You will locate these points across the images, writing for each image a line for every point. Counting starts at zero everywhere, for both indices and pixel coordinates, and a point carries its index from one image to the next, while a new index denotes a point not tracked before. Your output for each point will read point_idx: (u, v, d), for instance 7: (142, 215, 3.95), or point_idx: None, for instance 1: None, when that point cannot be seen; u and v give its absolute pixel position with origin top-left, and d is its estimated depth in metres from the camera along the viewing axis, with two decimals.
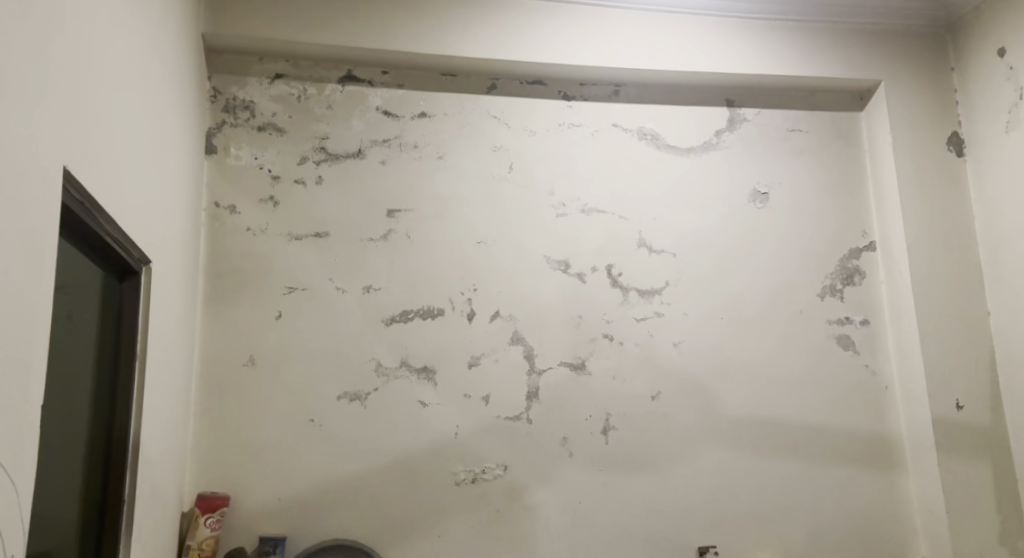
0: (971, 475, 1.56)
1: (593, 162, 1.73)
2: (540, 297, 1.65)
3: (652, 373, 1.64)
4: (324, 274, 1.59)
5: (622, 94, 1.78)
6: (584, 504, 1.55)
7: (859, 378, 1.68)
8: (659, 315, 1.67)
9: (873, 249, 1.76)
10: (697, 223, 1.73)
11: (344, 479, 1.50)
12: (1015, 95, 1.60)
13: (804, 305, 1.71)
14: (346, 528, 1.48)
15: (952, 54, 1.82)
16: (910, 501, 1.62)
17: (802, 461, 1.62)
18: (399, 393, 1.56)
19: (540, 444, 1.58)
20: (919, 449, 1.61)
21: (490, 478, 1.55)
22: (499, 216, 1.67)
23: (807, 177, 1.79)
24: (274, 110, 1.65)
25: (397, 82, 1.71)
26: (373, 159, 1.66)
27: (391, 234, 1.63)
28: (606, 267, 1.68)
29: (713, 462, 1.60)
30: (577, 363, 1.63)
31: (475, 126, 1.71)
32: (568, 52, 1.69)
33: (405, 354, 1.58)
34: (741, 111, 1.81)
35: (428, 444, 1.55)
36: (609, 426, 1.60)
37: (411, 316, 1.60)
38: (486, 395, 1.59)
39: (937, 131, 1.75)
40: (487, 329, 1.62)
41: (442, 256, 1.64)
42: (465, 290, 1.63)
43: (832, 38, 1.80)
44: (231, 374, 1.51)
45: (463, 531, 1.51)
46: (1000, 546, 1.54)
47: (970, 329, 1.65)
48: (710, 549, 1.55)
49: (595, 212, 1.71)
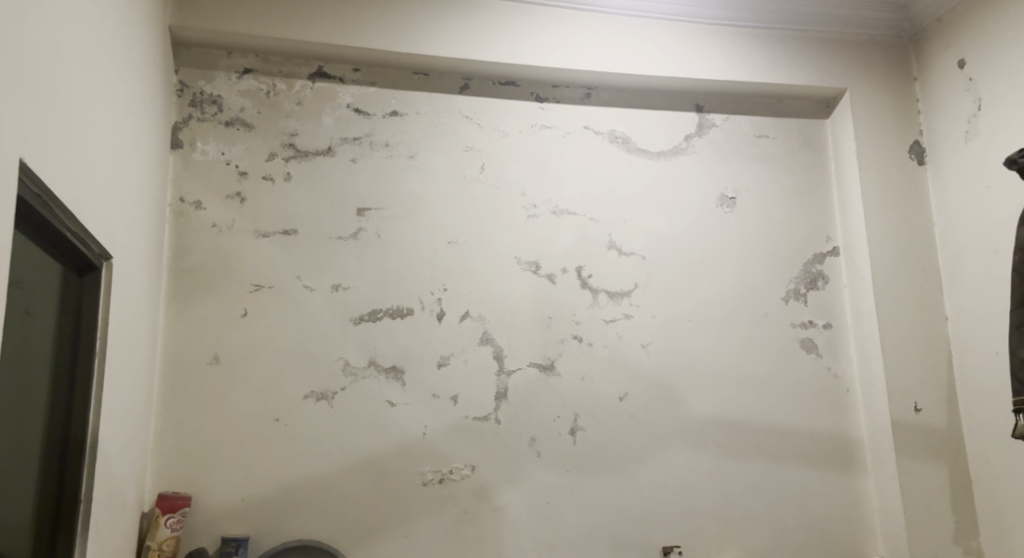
0: (928, 476, 1.60)
1: (565, 164, 1.74)
2: (510, 298, 1.65)
3: (620, 374, 1.65)
4: (292, 272, 1.57)
5: (594, 96, 1.79)
6: (551, 505, 1.56)
7: (821, 380, 1.71)
8: (627, 317, 1.68)
9: (836, 254, 1.79)
10: (667, 226, 1.74)
11: (310, 479, 1.49)
12: (974, 105, 1.65)
13: (769, 308, 1.73)
14: (311, 529, 1.47)
15: (915, 64, 1.86)
16: (870, 502, 1.66)
17: (765, 461, 1.65)
18: (366, 393, 1.55)
19: (508, 445, 1.58)
20: (878, 450, 1.65)
21: (457, 479, 1.54)
22: (470, 215, 1.67)
23: (774, 182, 1.82)
24: (242, 106, 1.63)
25: (369, 79, 1.70)
26: (343, 157, 1.65)
27: (360, 232, 1.62)
28: (577, 268, 1.69)
29: (679, 462, 1.62)
30: (546, 364, 1.63)
31: (447, 126, 1.71)
32: (541, 54, 1.69)
33: (373, 353, 1.57)
34: (710, 117, 1.83)
35: (395, 444, 1.54)
36: (577, 426, 1.61)
37: (381, 316, 1.59)
38: (455, 395, 1.58)
39: (900, 140, 1.79)
40: (456, 329, 1.62)
41: (412, 255, 1.63)
42: (435, 290, 1.62)
43: (800, 45, 1.83)
44: (195, 372, 1.49)
45: (430, 532, 1.51)
46: (955, 546, 1.58)
47: (929, 334, 1.69)
48: (675, 549, 1.56)
49: (566, 214, 1.71)
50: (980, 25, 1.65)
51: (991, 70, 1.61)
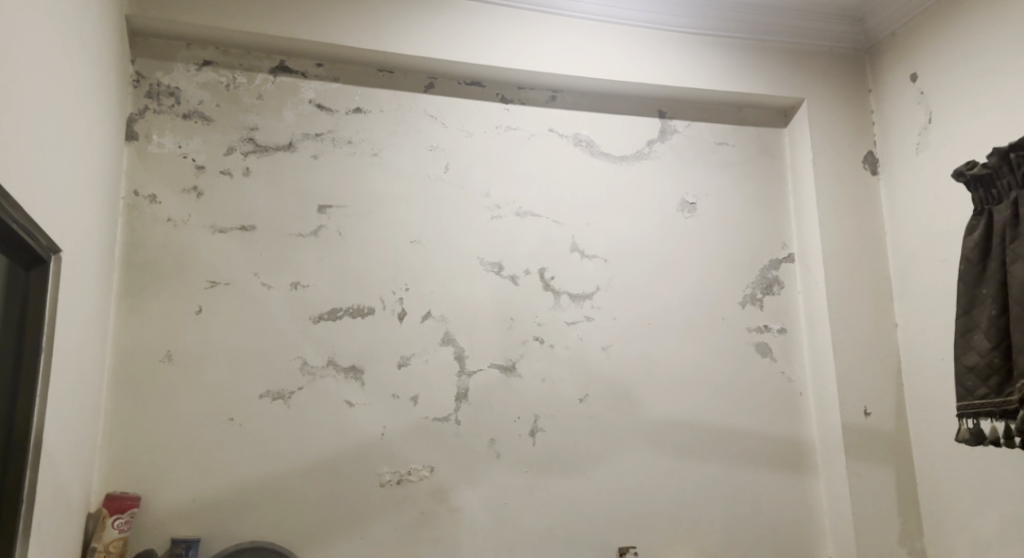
0: (876, 478, 1.64)
1: (529, 166, 1.74)
2: (472, 298, 1.65)
3: (581, 376, 1.66)
4: (249, 268, 1.55)
5: (559, 99, 1.80)
6: (509, 506, 1.56)
7: (775, 384, 1.75)
8: (588, 319, 1.69)
9: (791, 261, 1.83)
10: (629, 229, 1.76)
11: (264, 480, 1.47)
12: (925, 118, 1.70)
13: (727, 313, 1.76)
14: (265, 530, 1.44)
15: (870, 76, 1.91)
16: (820, 503, 1.69)
17: (720, 463, 1.67)
18: (324, 393, 1.53)
19: (467, 446, 1.57)
20: (829, 453, 1.69)
21: (415, 480, 1.53)
22: (433, 215, 1.66)
23: (734, 189, 1.85)
24: (201, 98, 1.59)
25: (332, 75, 1.68)
26: (305, 153, 1.62)
27: (321, 230, 1.60)
28: (539, 270, 1.69)
29: (637, 463, 1.64)
30: (507, 365, 1.63)
31: (411, 124, 1.70)
32: (507, 55, 1.70)
33: (332, 353, 1.55)
34: (672, 123, 1.85)
35: (353, 444, 1.52)
36: (537, 427, 1.61)
37: (340, 315, 1.57)
38: (415, 396, 1.58)
39: (855, 150, 1.84)
40: (417, 329, 1.61)
41: (373, 253, 1.62)
42: (397, 289, 1.61)
43: (760, 55, 1.86)
44: (146, 370, 1.45)
45: (386, 533, 1.50)
46: (900, 547, 1.62)
47: (879, 339, 1.73)
48: (631, 549, 1.58)
49: (529, 216, 1.72)
50: (932, 42, 1.70)
51: (941, 85, 1.66)
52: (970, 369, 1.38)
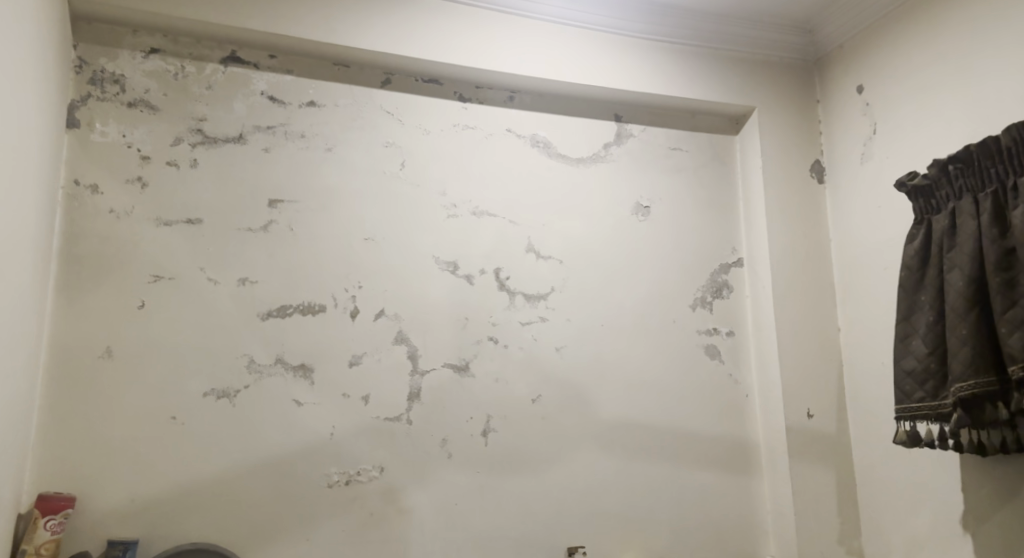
0: (818, 479, 1.69)
1: (487, 166, 1.74)
2: (426, 298, 1.63)
3: (533, 376, 1.66)
4: (195, 263, 1.51)
5: (516, 100, 1.79)
6: (459, 506, 1.55)
7: (723, 386, 1.78)
8: (543, 320, 1.70)
9: (740, 265, 1.87)
10: (585, 232, 1.77)
11: (207, 480, 1.43)
12: (870, 129, 1.75)
13: (678, 315, 1.79)
14: (207, 531, 1.41)
15: (818, 87, 1.96)
16: (763, 504, 1.73)
17: (668, 463, 1.69)
18: (271, 392, 1.50)
19: (418, 446, 1.56)
20: (772, 454, 1.73)
21: (365, 480, 1.52)
22: (388, 212, 1.64)
23: (687, 193, 1.88)
24: (147, 87, 1.54)
25: (285, 67, 1.65)
26: (255, 146, 1.59)
27: (271, 225, 1.57)
28: (494, 270, 1.69)
29: (587, 463, 1.65)
30: (460, 365, 1.63)
31: (367, 120, 1.67)
32: (466, 54, 1.69)
33: (281, 351, 1.52)
34: (628, 127, 1.87)
35: (301, 444, 1.50)
36: (489, 427, 1.61)
37: (290, 312, 1.54)
38: (366, 395, 1.56)
39: (802, 158, 1.89)
40: (369, 327, 1.59)
41: (325, 250, 1.59)
42: (349, 287, 1.59)
43: (715, 62, 1.90)
44: (84, 366, 1.40)
45: (334, 534, 1.47)
46: (839, 546, 1.67)
47: (822, 343, 1.78)
48: (579, 549, 1.59)
49: (486, 215, 1.71)
50: (877, 56, 1.76)
51: (885, 98, 1.72)
52: (908, 373, 1.43)
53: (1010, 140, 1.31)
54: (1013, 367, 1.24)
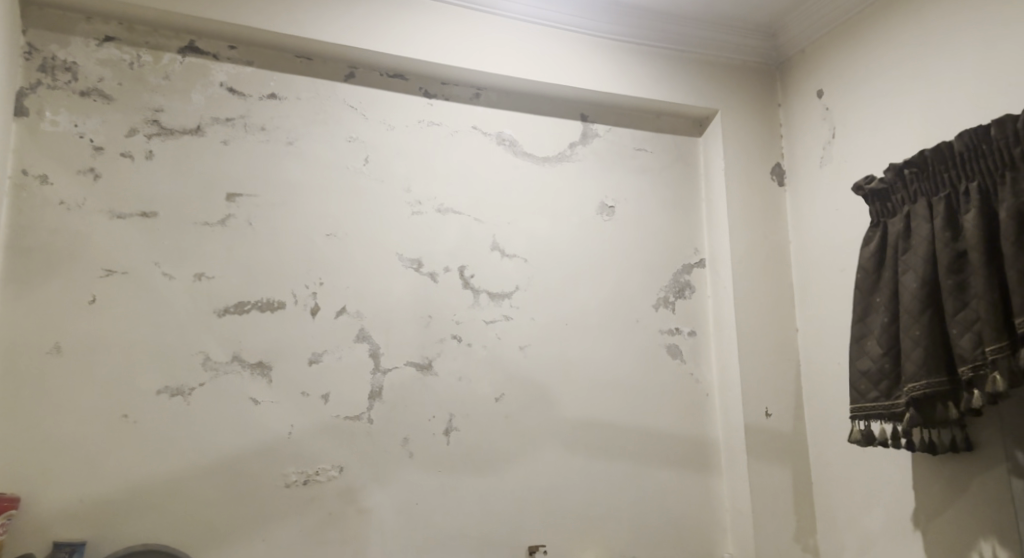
0: (775, 477, 1.71)
1: (452, 163, 1.72)
2: (389, 295, 1.61)
3: (497, 375, 1.66)
4: (150, 257, 1.47)
5: (483, 97, 1.78)
6: (420, 506, 1.54)
7: (684, 385, 1.79)
8: (507, 318, 1.69)
9: (702, 266, 1.89)
10: (550, 231, 1.77)
11: (160, 480, 1.39)
12: (829, 133, 1.79)
13: (641, 315, 1.80)
14: (159, 533, 1.37)
15: (780, 91, 1.99)
16: (722, 501, 1.75)
17: (630, 461, 1.70)
18: (227, 390, 1.47)
19: (379, 445, 1.54)
20: (731, 452, 1.75)
21: (324, 480, 1.49)
22: (350, 207, 1.62)
23: (651, 194, 1.89)
24: (101, 76, 1.50)
25: (246, 59, 1.61)
26: (213, 138, 1.55)
27: (229, 219, 1.53)
28: (459, 268, 1.68)
29: (550, 462, 1.65)
30: (423, 363, 1.61)
31: (330, 114, 1.65)
32: (431, 50, 1.67)
33: (238, 347, 1.49)
34: (594, 126, 1.87)
35: (258, 443, 1.47)
36: (452, 426, 1.60)
37: (248, 308, 1.51)
38: (326, 394, 1.53)
39: (764, 161, 1.91)
40: (330, 324, 1.56)
41: (285, 245, 1.56)
42: (309, 283, 1.56)
43: (680, 64, 1.91)
44: (31, 362, 1.36)
45: (291, 535, 1.45)
46: (795, 543, 1.70)
47: (780, 343, 1.81)
48: (539, 548, 1.59)
49: (450, 213, 1.69)
50: (836, 61, 1.79)
51: (844, 103, 1.75)
52: (863, 373, 1.46)
53: (962, 145, 1.34)
54: (962, 368, 1.28)
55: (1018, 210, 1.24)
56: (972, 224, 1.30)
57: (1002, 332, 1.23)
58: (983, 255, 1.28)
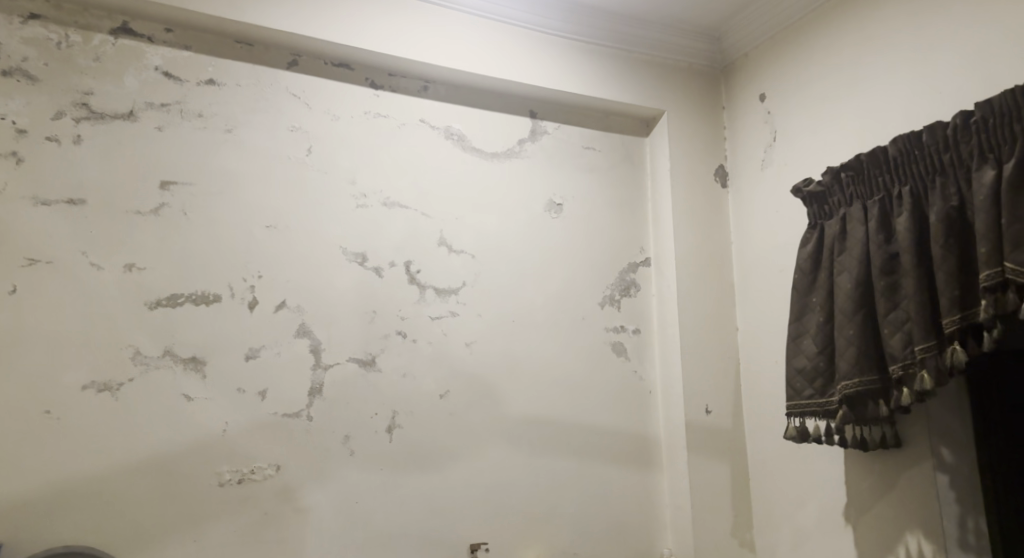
0: (715, 474, 1.74)
1: (399, 156, 1.69)
2: (330, 289, 1.58)
3: (442, 371, 1.64)
4: (76, 247, 1.40)
5: (430, 90, 1.76)
6: (360, 505, 1.51)
7: (628, 383, 1.81)
8: (453, 315, 1.67)
9: (647, 265, 1.91)
10: (498, 227, 1.76)
11: (85, 479, 1.33)
12: (770, 137, 1.83)
13: (587, 313, 1.80)
14: (83, 534, 1.31)
15: (724, 94, 2.03)
16: (663, 498, 1.78)
17: (574, 459, 1.71)
18: (158, 386, 1.41)
19: (318, 443, 1.50)
20: (672, 449, 1.77)
21: (260, 479, 1.45)
22: (292, 199, 1.58)
23: (599, 192, 1.90)
24: (25, 55, 1.42)
25: (183, 43, 1.55)
26: (147, 124, 1.49)
27: (163, 209, 1.48)
28: (405, 263, 1.65)
29: (494, 459, 1.64)
30: (366, 360, 1.58)
31: (271, 103, 1.60)
32: (378, 40, 1.64)
33: (170, 342, 1.44)
34: (543, 124, 1.87)
35: (191, 441, 1.42)
36: (395, 424, 1.57)
37: (181, 301, 1.46)
38: (263, 390, 1.49)
39: (708, 162, 1.95)
40: (268, 319, 1.52)
41: (223, 236, 1.51)
42: (248, 276, 1.52)
43: (628, 64, 1.93)
44: None
45: (225, 535, 1.40)
46: (732, 538, 1.73)
47: (721, 342, 1.84)
48: (481, 546, 1.58)
49: (397, 206, 1.67)
50: (778, 66, 1.84)
51: (785, 107, 1.79)
52: (799, 371, 1.50)
53: (897, 150, 1.38)
54: (893, 367, 1.32)
55: (947, 215, 1.28)
56: (905, 227, 1.34)
57: (930, 332, 1.27)
58: (914, 257, 1.32)
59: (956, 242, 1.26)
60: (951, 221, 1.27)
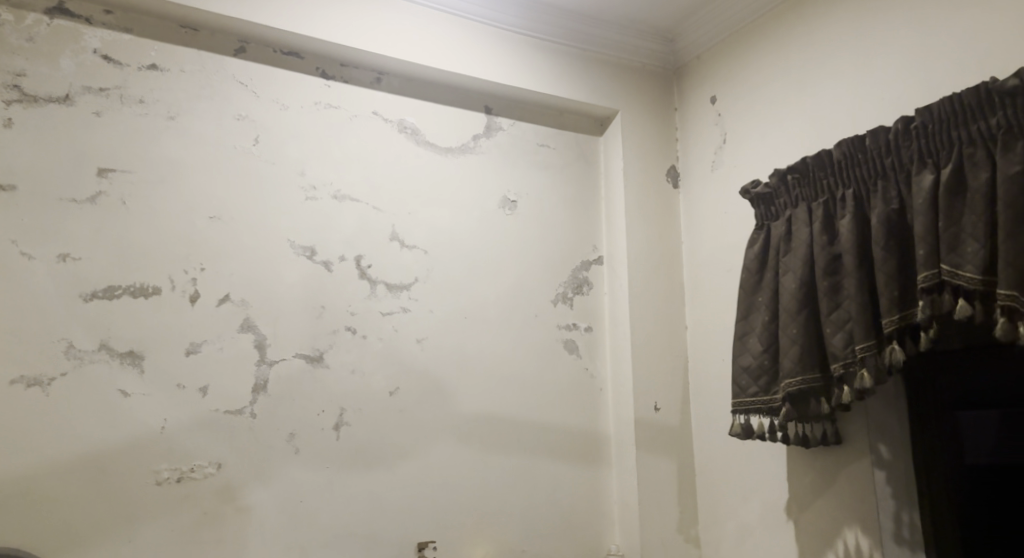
0: (662, 471, 1.76)
1: (349, 148, 1.66)
2: (277, 282, 1.54)
3: (392, 368, 1.62)
4: (5, 235, 1.34)
5: (383, 82, 1.73)
6: (305, 504, 1.48)
7: (579, 380, 1.82)
8: (404, 311, 1.65)
9: (600, 263, 1.92)
10: (451, 223, 1.74)
11: (11, 478, 1.27)
12: (720, 139, 1.86)
13: (539, 310, 1.80)
14: (8, 535, 1.25)
15: (677, 96, 2.06)
16: (612, 495, 1.79)
17: (524, 456, 1.70)
18: (93, 381, 1.36)
19: (261, 440, 1.47)
20: (621, 446, 1.78)
21: (199, 478, 1.41)
22: (237, 190, 1.54)
23: (553, 190, 1.90)
24: None
25: (124, 26, 1.50)
26: (84, 109, 1.43)
27: (100, 197, 1.42)
28: (355, 257, 1.62)
29: (444, 456, 1.62)
30: (314, 356, 1.55)
31: (217, 90, 1.56)
32: (330, 28, 1.61)
33: (106, 335, 1.38)
34: (498, 120, 1.86)
35: (126, 438, 1.37)
36: (342, 421, 1.54)
37: (118, 293, 1.41)
38: (204, 386, 1.44)
39: (660, 163, 1.97)
40: (210, 312, 1.47)
41: (164, 227, 1.46)
42: (189, 269, 1.47)
43: (583, 63, 1.93)
44: None
45: (161, 535, 1.36)
46: (678, 534, 1.75)
47: (670, 340, 1.86)
48: (429, 545, 1.56)
49: (347, 200, 1.64)
50: (728, 69, 1.87)
51: (735, 109, 1.82)
52: (745, 369, 1.52)
53: (841, 153, 1.41)
54: (834, 366, 1.34)
55: (887, 217, 1.31)
56: (847, 229, 1.38)
57: (870, 332, 1.30)
58: (856, 258, 1.35)
59: (896, 244, 1.30)
60: (891, 224, 1.31)
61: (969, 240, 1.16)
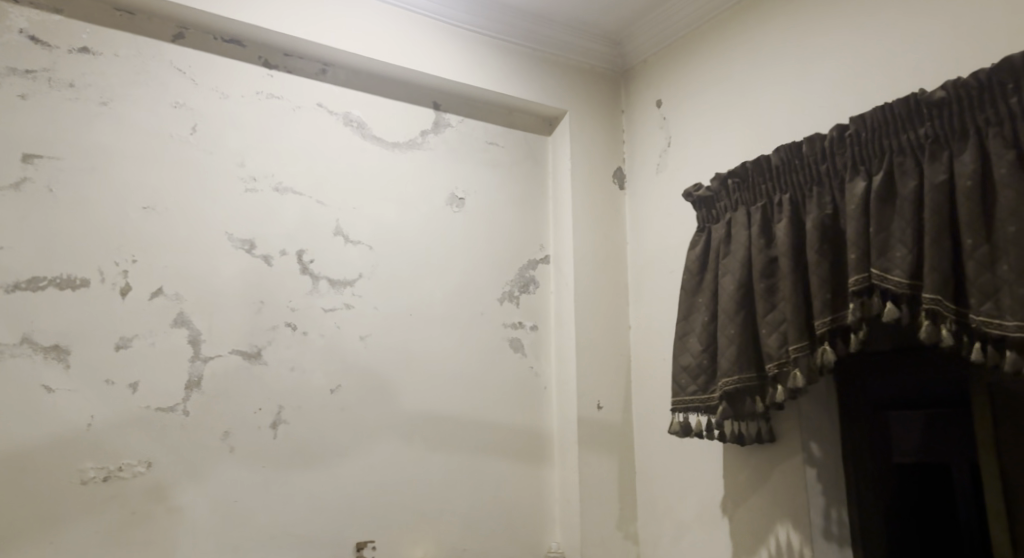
0: (604, 468, 1.78)
1: (292, 141, 1.63)
2: (214, 275, 1.50)
3: (334, 365, 1.59)
4: None
5: (329, 74, 1.71)
6: (239, 504, 1.44)
7: (524, 378, 1.82)
8: (348, 307, 1.63)
9: (547, 262, 1.93)
10: (397, 219, 1.73)
11: None
12: (665, 141, 1.89)
13: (485, 308, 1.80)
14: None
15: (624, 98, 2.08)
16: (554, 492, 1.80)
17: (467, 455, 1.70)
18: (13, 376, 1.30)
19: (195, 439, 1.43)
20: (564, 444, 1.80)
21: (128, 477, 1.36)
22: (174, 179, 1.49)
23: (501, 188, 1.90)
24: None
25: (54, 6, 1.44)
26: (8, 91, 1.37)
27: (25, 183, 1.36)
28: (296, 252, 1.59)
29: (385, 455, 1.61)
30: (251, 352, 1.51)
31: (154, 76, 1.51)
32: (273, 17, 1.57)
33: (28, 329, 1.32)
34: (446, 116, 1.85)
35: (49, 436, 1.31)
36: (280, 418, 1.51)
37: (43, 285, 1.35)
38: (134, 382, 1.39)
39: (607, 164, 1.99)
40: (143, 306, 1.42)
41: (94, 216, 1.41)
42: (121, 260, 1.42)
43: (533, 62, 1.94)
44: None
45: (86, 537, 1.31)
46: (618, 531, 1.78)
47: (614, 340, 1.88)
48: (367, 545, 1.54)
49: (289, 192, 1.61)
50: (673, 74, 1.90)
51: (679, 113, 1.86)
52: (685, 368, 1.55)
53: (778, 159, 1.45)
54: (769, 365, 1.38)
55: (821, 222, 1.35)
56: (783, 232, 1.42)
57: (803, 333, 1.34)
58: (791, 261, 1.39)
59: (828, 248, 1.34)
60: (824, 229, 1.35)
61: (898, 245, 1.20)
